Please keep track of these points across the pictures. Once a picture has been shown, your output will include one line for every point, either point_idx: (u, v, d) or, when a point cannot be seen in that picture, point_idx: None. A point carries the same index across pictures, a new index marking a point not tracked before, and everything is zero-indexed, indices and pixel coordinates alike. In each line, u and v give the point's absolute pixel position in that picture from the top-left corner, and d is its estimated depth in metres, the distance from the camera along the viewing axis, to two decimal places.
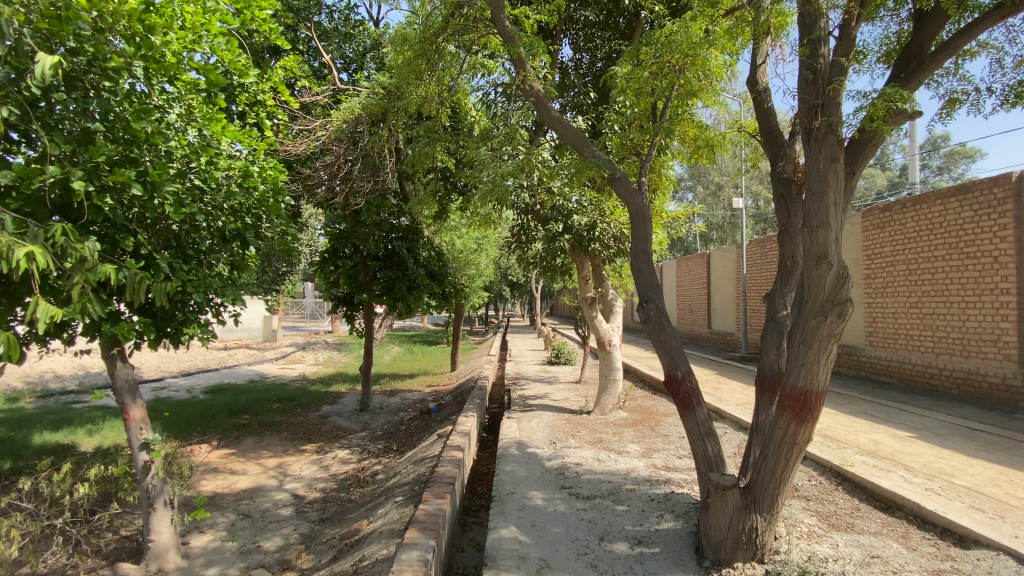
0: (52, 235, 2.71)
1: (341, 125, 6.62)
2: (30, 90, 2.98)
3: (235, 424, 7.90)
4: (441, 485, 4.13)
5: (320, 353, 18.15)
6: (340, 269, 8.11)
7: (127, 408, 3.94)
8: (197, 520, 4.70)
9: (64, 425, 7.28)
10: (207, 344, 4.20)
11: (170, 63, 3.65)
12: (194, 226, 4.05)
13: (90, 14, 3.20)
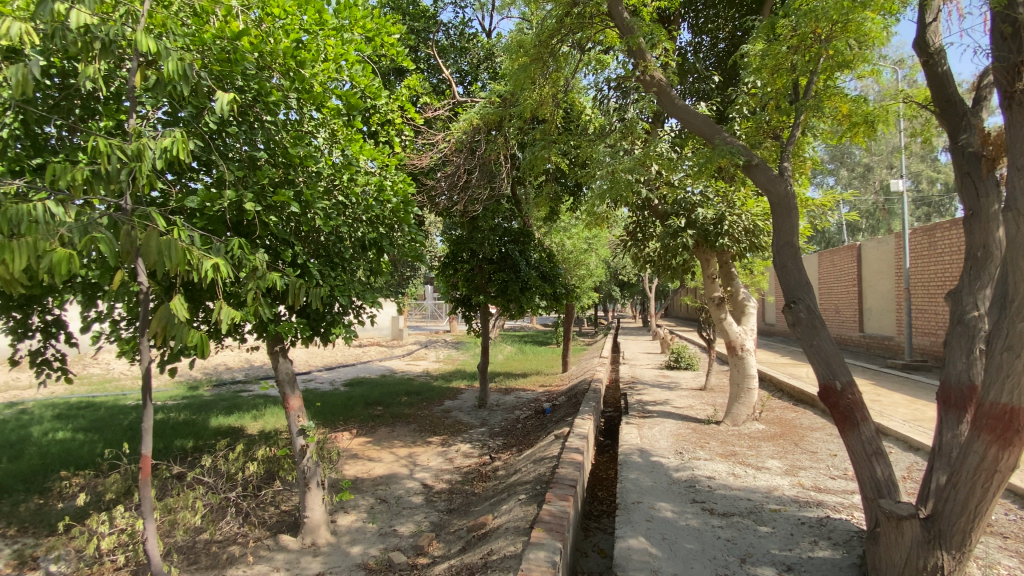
0: (232, 249, 3.17)
1: (461, 137, 6.90)
2: (211, 126, 3.52)
3: (370, 414, 8.66)
4: (563, 487, 4.10)
5: (439, 351, 19.27)
6: (458, 272, 8.50)
7: (287, 397, 4.48)
8: (342, 501, 5.20)
9: (236, 410, 8.56)
10: (351, 343, 4.64)
11: (317, 92, 4.07)
12: (339, 237, 4.48)
13: (253, 55, 3.73)
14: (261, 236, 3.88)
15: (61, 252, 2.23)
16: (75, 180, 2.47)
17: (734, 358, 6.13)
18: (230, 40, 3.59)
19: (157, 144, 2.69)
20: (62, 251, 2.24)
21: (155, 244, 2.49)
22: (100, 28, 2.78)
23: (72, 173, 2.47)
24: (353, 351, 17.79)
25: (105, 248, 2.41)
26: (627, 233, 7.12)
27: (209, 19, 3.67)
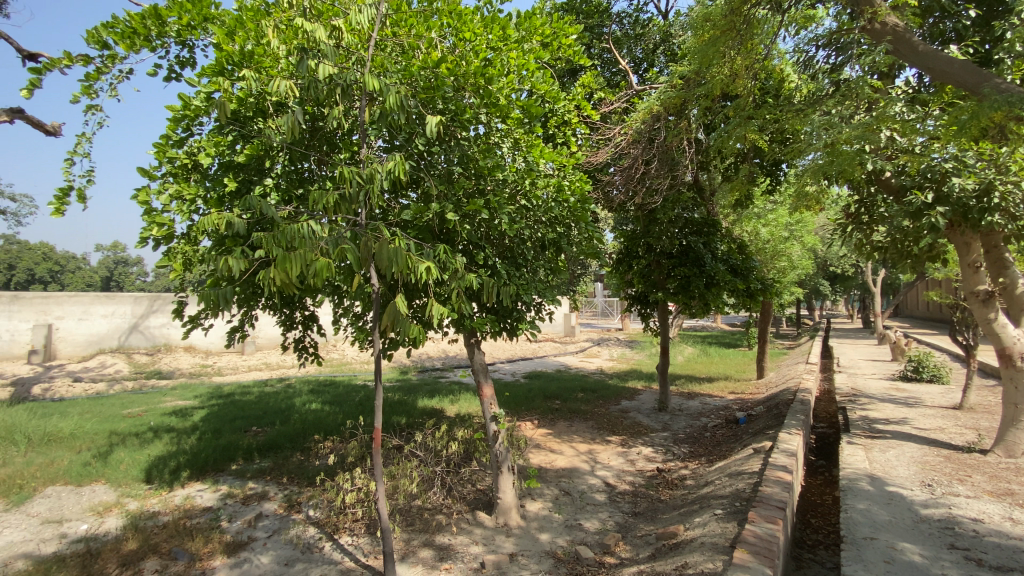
0: (437, 253, 3.58)
1: (640, 126, 6.64)
2: (419, 148, 4.02)
3: (550, 407, 8.97)
4: (768, 508, 3.65)
5: (615, 348, 19.03)
6: (634, 268, 8.30)
7: (481, 385, 4.86)
8: (530, 488, 5.47)
9: (435, 394, 9.71)
10: (536, 339, 4.83)
11: (503, 104, 4.30)
12: (522, 238, 4.68)
13: (450, 80, 4.10)
14: (459, 242, 4.27)
15: (321, 261, 2.81)
16: (329, 203, 3.08)
17: (1011, 371, 4.77)
18: (430, 68, 3.98)
19: (383, 167, 3.19)
20: (322, 259, 2.83)
21: (386, 252, 2.96)
22: (340, 78, 3.38)
23: (327, 198, 3.08)
24: (531, 346, 18.70)
25: (351, 255, 2.96)
26: (848, 215, 6.08)
27: (414, 52, 4.11)
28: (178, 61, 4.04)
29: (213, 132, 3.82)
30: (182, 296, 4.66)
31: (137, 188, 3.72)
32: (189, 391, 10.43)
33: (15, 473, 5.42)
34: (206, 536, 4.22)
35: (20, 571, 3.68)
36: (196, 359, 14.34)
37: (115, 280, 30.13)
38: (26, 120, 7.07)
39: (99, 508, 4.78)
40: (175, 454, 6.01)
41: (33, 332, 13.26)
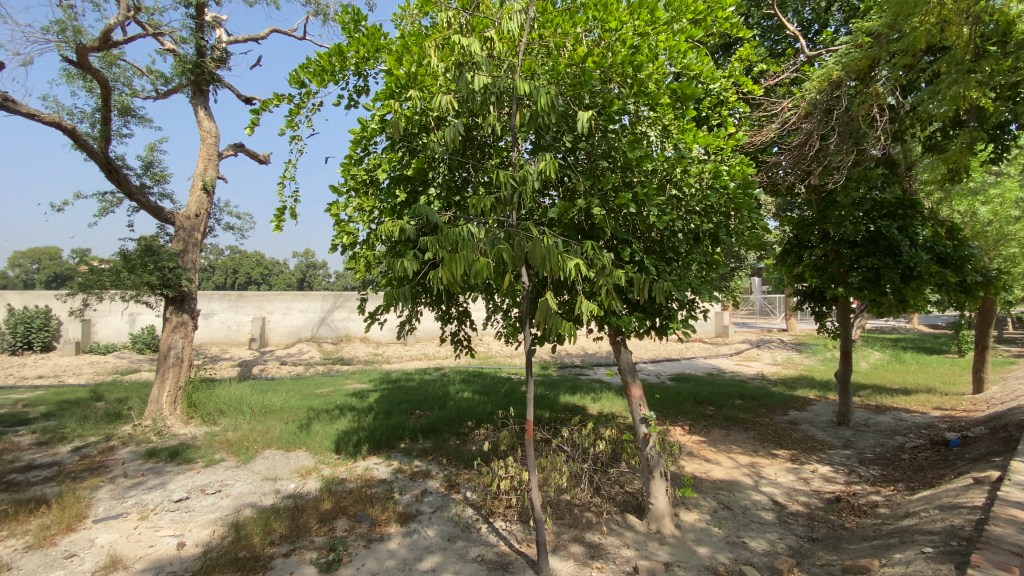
0: (585, 251, 3.57)
1: (813, 97, 5.82)
2: (567, 145, 4.05)
3: (702, 413, 8.37)
4: (1001, 553, 2.92)
5: (777, 352, 17.05)
6: (805, 260, 7.44)
7: (629, 386, 4.71)
8: (684, 497, 5.16)
9: (579, 391, 9.74)
10: (689, 338, 4.52)
11: (653, 91, 4.08)
12: (673, 231, 4.40)
13: (597, 73, 4.02)
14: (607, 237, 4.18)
15: (481, 261, 2.98)
16: (486, 207, 3.25)
17: None
18: (577, 64, 3.95)
19: (535, 168, 3.26)
20: (482, 259, 2.99)
21: (540, 250, 3.02)
22: (493, 86, 3.55)
23: (484, 201, 3.26)
24: (678, 346, 17.69)
25: (507, 255, 3.09)
26: None
27: (560, 51, 4.12)
28: (356, 90, 4.61)
29: (386, 149, 4.29)
30: (363, 294, 5.35)
31: (330, 203, 4.35)
32: (365, 376, 11.99)
33: (245, 436, 6.77)
34: (383, 505, 4.77)
35: (251, 515, 4.58)
36: (369, 349, 16.45)
37: (307, 282, 35.97)
38: (245, 153, 8.79)
39: (302, 471, 5.73)
40: (356, 430, 6.94)
41: (253, 323, 16.47)
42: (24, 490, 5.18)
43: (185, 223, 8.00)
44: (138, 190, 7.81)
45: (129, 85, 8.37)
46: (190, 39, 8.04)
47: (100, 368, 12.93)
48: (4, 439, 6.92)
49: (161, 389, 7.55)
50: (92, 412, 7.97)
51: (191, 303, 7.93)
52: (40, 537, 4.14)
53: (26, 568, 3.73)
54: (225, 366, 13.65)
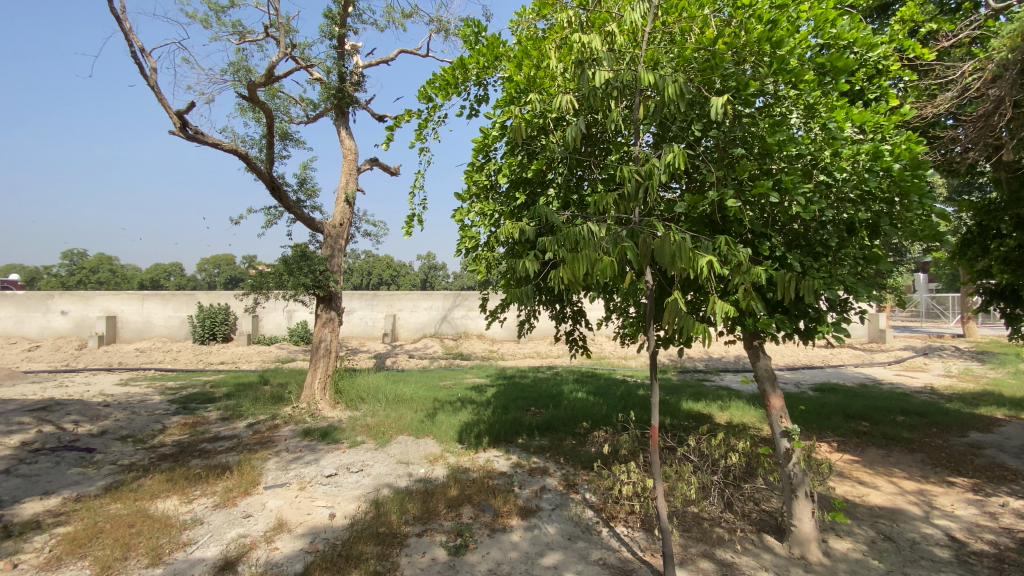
0: (718, 246, 3.35)
1: (1003, 56, 4.83)
2: (696, 134, 3.82)
3: (852, 428, 7.37)
4: None
5: (950, 361, 14.42)
6: (990, 253, 6.19)
7: (768, 395, 4.30)
8: (833, 521, 4.59)
9: (703, 398, 9.16)
10: (842, 344, 3.99)
11: (798, 67, 3.69)
12: (822, 222, 3.93)
13: (730, 54, 3.74)
14: (740, 231, 3.86)
15: (606, 260, 2.92)
16: (609, 204, 3.18)
17: None
18: (707, 48, 3.73)
19: (663, 161, 3.14)
20: (606, 258, 2.93)
21: (669, 247, 2.86)
22: (616, 80, 3.48)
23: (607, 198, 3.19)
24: (818, 352, 15.80)
25: (632, 253, 2.99)
26: None
27: (686, 36, 3.93)
28: (477, 99, 4.82)
29: (507, 153, 4.41)
30: (485, 295, 5.58)
31: (455, 210, 4.59)
32: (483, 372, 12.52)
33: (381, 422, 7.45)
34: (505, 497, 4.93)
35: (388, 495, 5.02)
36: (486, 346, 17.15)
37: (429, 282, 38.54)
38: (379, 166, 9.67)
39: (430, 457, 6.15)
40: (477, 423, 7.27)
41: (385, 320, 18.09)
42: (214, 456, 6.24)
43: (332, 231, 9.02)
44: (294, 204, 8.98)
45: (287, 113, 9.67)
46: (333, 67, 9.05)
47: (266, 357, 15.13)
48: (200, 413, 8.41)
49: (314, 376, 8.59)
50: (261, 394, 9.36)
51: (336, 302, 8.92)
52: (227, 497, 4.94)
53: (217, 522, 4.49)
54: (363, 358, 15.16)
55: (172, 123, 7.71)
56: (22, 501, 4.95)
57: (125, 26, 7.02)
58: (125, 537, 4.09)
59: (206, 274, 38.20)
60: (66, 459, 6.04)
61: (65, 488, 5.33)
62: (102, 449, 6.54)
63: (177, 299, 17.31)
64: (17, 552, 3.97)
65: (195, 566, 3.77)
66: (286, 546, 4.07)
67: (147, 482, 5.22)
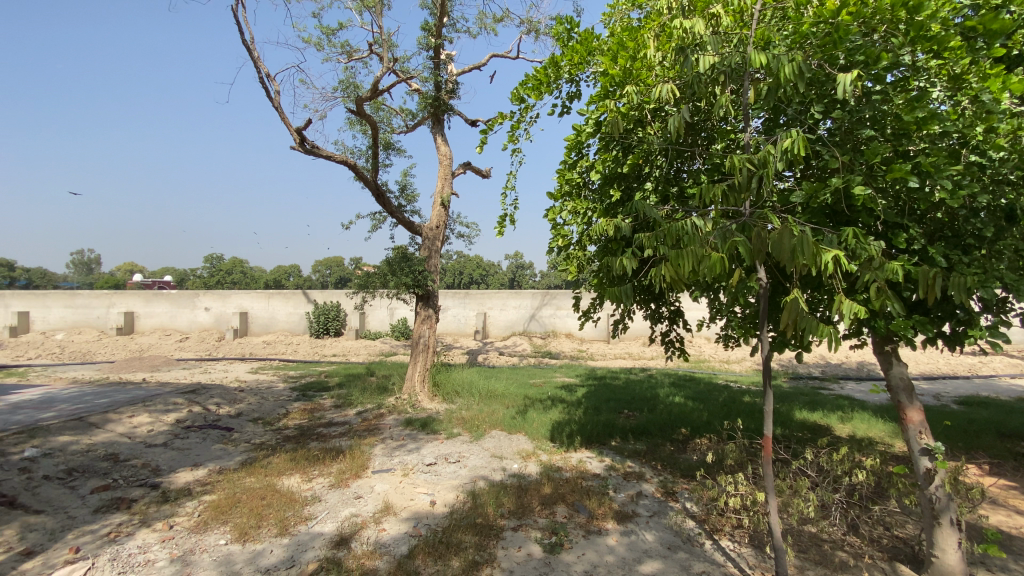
0: (844, 239, 3.04)
1: None
2: (815, 116, 3.48)
3: (1011, 450, 6.29)
4: None
5: None
6: None
7: (903, 408, 3.81)
8: (987, 555, 3.95)
9: (818, 407, 8.34)
10: (1000, 351, 3.42)
11: (942, 33, 3.21)
12: (974, 209, 3.39)
13: (857, 24, 3.33)
14: (868, 222, 3.45)
15: (715, 256, 2.72)
16: (716, 196, 2.98)
17: None
18: (828, 21, 3.36)
19: (779, 147, 2.91)
20: (715, 254, 2.73)
21: (788, 241, 2.61)
22: (723, 64, 3.26)
23: (715, 190, 2.99)
24: (962, 359, 13.67)
25: (744, 249, 2.77)
26: None
27: (802, 11, 3.59)
28: (568, 97, 4.77)
29: (601, 149, 4.30)
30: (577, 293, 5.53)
31: (548, 210, 4.57)
32: (573, 371, 12.44)
33: (476, 417, 7.68)
34: (600, 499, 4.86)
35: (484, 487, 5.16)
36: (575, 345, 17.05)
37: (517, 281, 39.09)
38: (472, 169, 9.98)
39: (524, 454, 6.23)
40: (569, 422, 7.23)
41: (477, 318, 18.65)
42: (329, 440, 6.83)
43: (430, 233, 9.46)
44: (396, 208, 9.56)
45: (389, 124, 10.32)
46: (430, 77, 9.49)
47: (371, 351, 16.31)
48: (316, 400, 9.27)
49: (414, 370, 9.08)
50: (367, 385, 10.09)
51: (434, 300, 9.35)
52: (340, 478, 5.39)
53: (332, 500, 4.90)
54: (456, 354, 15.77)
55: (292, 139, 8.56)
56: (179, 470, 5.78)
57: (254, 55, 7.91)
58: (258, 508, 4.61)
59: (318, 275, 41.98)
60: (210, 436, 6.96)
61: (211, 461, 6.14)
62: (238, 429, 7.44)
63: (297, 297, 19.22)
64: (176, 513, 4.64)
65: (315, 539, 4.15)
66: (392, 528, 4.34)
67: (275, 460, 5.85)
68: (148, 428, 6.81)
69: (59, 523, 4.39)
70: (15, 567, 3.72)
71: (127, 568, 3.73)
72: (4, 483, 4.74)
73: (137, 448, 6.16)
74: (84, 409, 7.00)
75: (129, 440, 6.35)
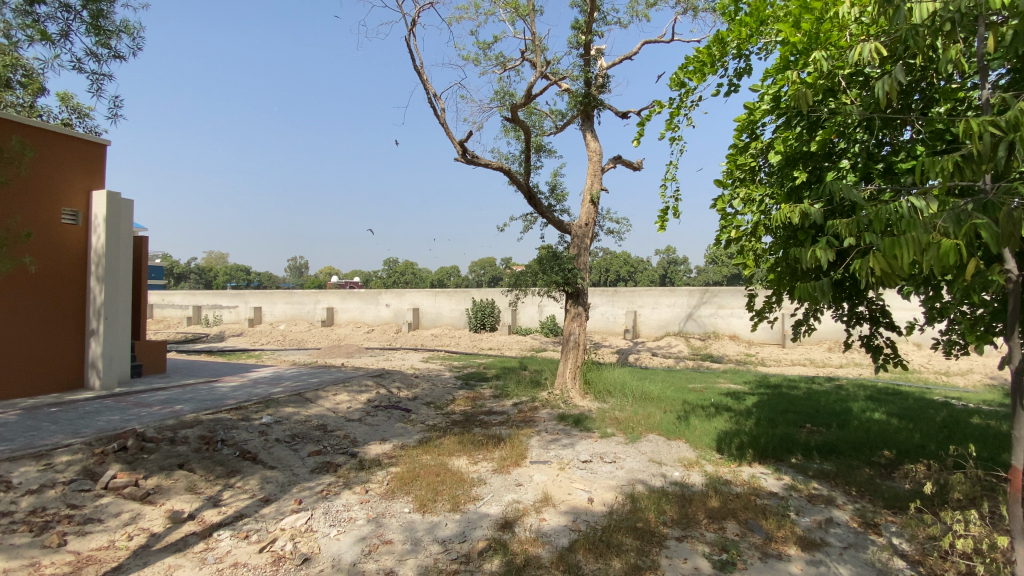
0: None
1: None
2: None
3: None
4: None
5: None
6: None
7: None
8: None
9: None
10: None
11: None
12: None
13: None
14: None
15: (947, 243, 2.21)
16: (944, 169, 2.42)
17: None
18: None
19: None
20: (947, 241, 2.22)
21: None
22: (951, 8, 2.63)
23: (943, 162, 2.42)
24: None
25: (988, 233, 2.19)
26: None
27: None
28: (737, 74, 4.36)
29: (781, 127, 3.83)
30: (750, 290, 5.04)
31: (715, 199, 4.22)
32: (738, 376, 11.36)
33: (631, 418, 7.49)
34: (778, 520, 4.35)
35: (644, 491, 5.00)
36: (739, 348, 15.56)
37: (669, 277, 37.11)
38: (623, 163, 9.74)
39: (685, 462, 5.88)
40: (738, 432, 6.62)
41: (627, 316, 18.18)
42: (491, 427, 7.30)
43: (579, 231, 9.48)
44: (546, 209, 9.79)
45: (541, 126, 10.62)
46: (580, 76, 9.49)
47: (523, 346, 17.01)
48: (477, 389, 9.99)
49: (565, 366, 9.22)
50: (522, 378, 10.55)
51: (583, 298, 9.36)
52: (502, 464, 5.71)
53: (496, 485, 5.22)
54: (607, 352, 15.58)
55: (455, 150, 9.32)
56: (370, 443, 6.72)
57: (423, 78, 8.79)
58: (434, 483, 5.12)
59: (475, 275, 45.20)
60: (393, 415, 7.96)
61: (394, 437, 7.01)
62: (414, 410, 8.38)
63: (458, 294, 20.91)
64: (370, 480, 5.39)
65: (482, 519, 4.46)
66: (552, 519, 4.46)
67: (445, 441, 6.44)
68: (347, 405, 8.06)
69: (287, 478, 5.43)
70: (261, 510, 4.71)
71: (336, 522, 4.45)
72: (252, 441, 6.03)
73: (338, 421, 7.32)
74: (301, 386, 8.56)
75: (333, 414, 7.59)
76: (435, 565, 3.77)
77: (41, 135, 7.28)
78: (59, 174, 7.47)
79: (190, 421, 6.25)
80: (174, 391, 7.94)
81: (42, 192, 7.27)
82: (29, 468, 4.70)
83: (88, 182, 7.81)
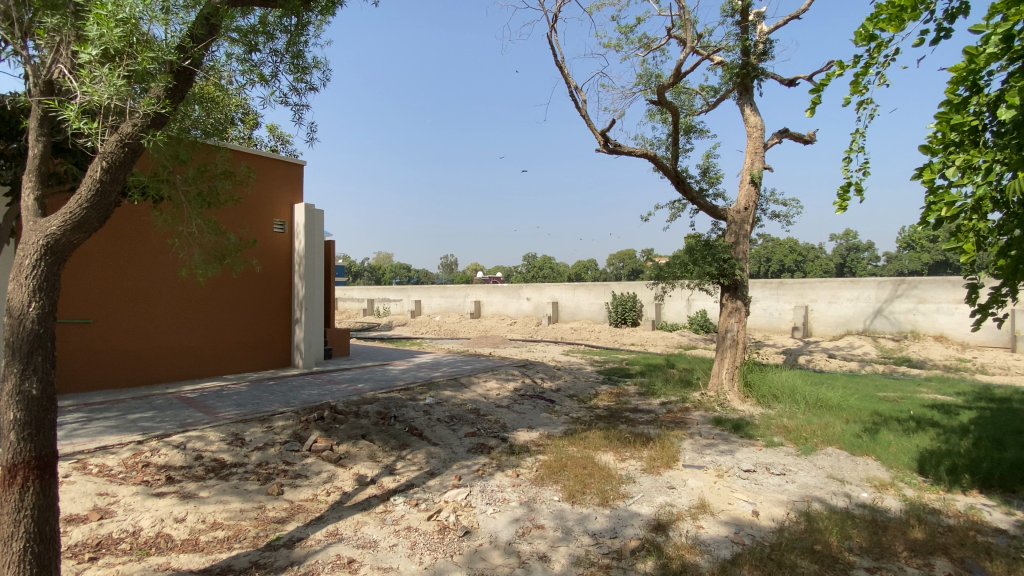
0: None
1: None
2: None
3: None
4: None
5: None
6: None
7: None
8: None
9: None
10: None
11: None
12: None
13: None
14: None
15: None
16: None
17: None
18: None
19: None
20: None
21: None
22: None
23: None
24: None
25: None
26: None
27: None
28: (949, 15, 3.24)
29: (1020, 75, 2.96)
30: (971, 282, 4.04)
31: (920, 169, 3.36)
32: (947, 385, 9.33)
33: (802, 427, 6.63)
34: (1008, 565, 3.49)
35: (823, 511, 4.39)
36: (949, 352, 12.76)
37: (848, 266, 32.03)
38: (790, 137, 8.62)
39: (876, 482, 5.02)
40: (947, 453, 5.42)
41: (796, 311, 16.12)
42: (637, 425, 7.09)
43: (736, 217, 8.64)
44: (697, 194, 9.11)
45: (691, 107, 9.91)
46: (737, 45, 8.62)
47: (670, 342, 16.25)
48: (621, 385, 9.78)
49: (721, 366, 8.52)
50: (670, 376, 10.03)
51: (743, 291, 8.48)
52: (652, 464, 5.50)
53: (646, 485, 5.05)
54: (770, 352, 14.04)
55: (597, 141, 9.18)
56: (519, 429, 7.01)
57: (565, 72, 8.79)
58: (582, 475, 5.14)
59: (615, 268, 44.27)
60: (539, 405, 8.21)
61: (541, 426, 7.22)
62: (558, 402, 8.54)
63: (597, 288, 20.67)
64: (520, 465, 5.63)
65: (634, 517, 4.35)
66: (711, 528, 4.16)
67: (592, 435, 6.42)
68: (496, 392, 8.53)
69: (448, 455, 5.94)
70: (427, 481, 5.22)
71: (492, 501, 4.73)
72: (418, 419, 6.72)
73: (490, 407, 7.78)
74: (456, 372, 9.29)
75: (484, 399, 8.09)
76: (586, 557, 3.78)
77: (260, 161, 8.96)
78: (272, 191, 9.12)
79: (368, 398, 7.19)
80: (355, 372, 9.23)
81: (260, 208, 8.96)
82: (256, 429, 5.86)
83: (290, 198, 9.42)
